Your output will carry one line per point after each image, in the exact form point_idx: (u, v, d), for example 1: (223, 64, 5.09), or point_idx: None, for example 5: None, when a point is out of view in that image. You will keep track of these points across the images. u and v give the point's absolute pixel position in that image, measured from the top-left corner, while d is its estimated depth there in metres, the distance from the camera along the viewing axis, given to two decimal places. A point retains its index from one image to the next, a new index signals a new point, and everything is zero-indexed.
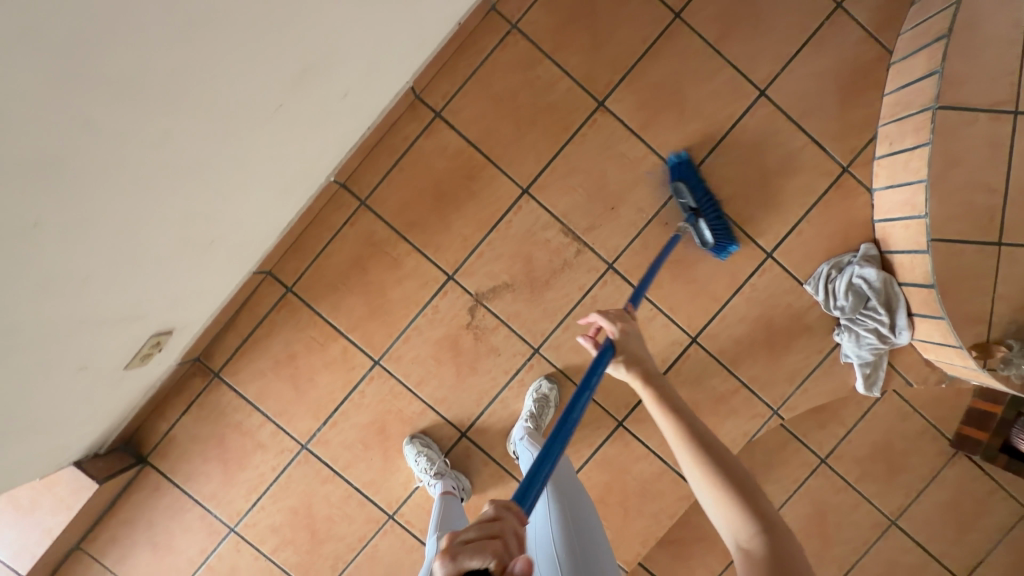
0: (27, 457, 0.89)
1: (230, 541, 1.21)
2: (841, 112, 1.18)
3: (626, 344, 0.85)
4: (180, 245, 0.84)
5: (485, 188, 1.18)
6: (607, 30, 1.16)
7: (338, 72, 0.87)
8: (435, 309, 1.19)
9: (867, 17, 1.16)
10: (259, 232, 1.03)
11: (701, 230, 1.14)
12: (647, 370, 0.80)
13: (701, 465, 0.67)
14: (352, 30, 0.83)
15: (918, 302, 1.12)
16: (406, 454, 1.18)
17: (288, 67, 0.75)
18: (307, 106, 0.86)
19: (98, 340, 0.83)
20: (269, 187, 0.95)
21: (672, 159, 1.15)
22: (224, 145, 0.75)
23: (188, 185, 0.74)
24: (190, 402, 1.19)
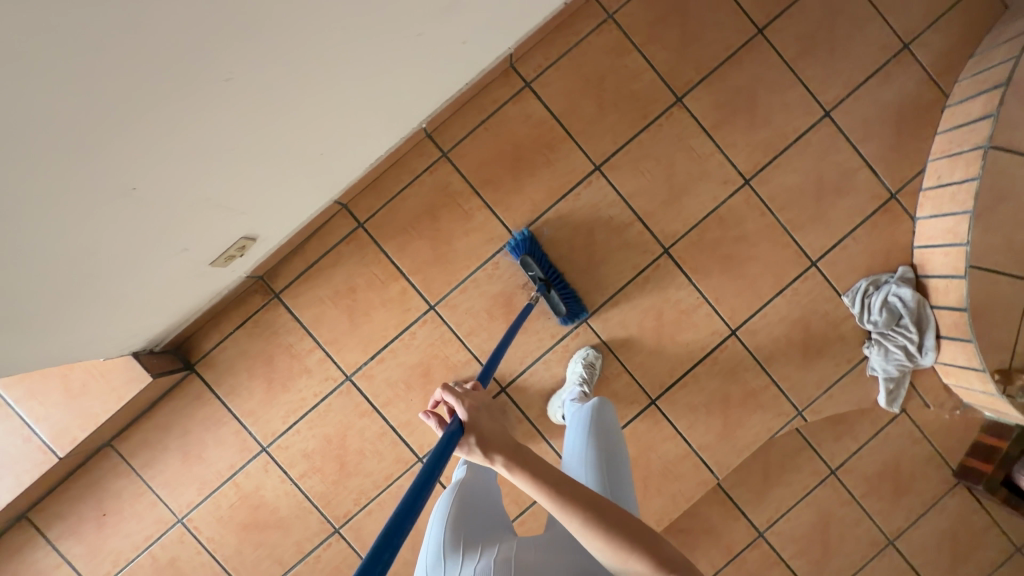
0: (89, 345, 0.95)
1: (259, 461, 1.23)
2: (896, 142, 1.28)
3: (480, 421, 0.65)
4: (191, 223, 0.86)
5: (559, 160, 1.25)
6: (695, 33, 1.26)
7: (381, 57, 0.86)
8: (495, 266, 1.25)
9: (930, 61, 1.28)
10: (306, 195, 1.07)
11: (553, 300, 1.20)
12: (510, 447, 0.63)
13: (602, 538, 0.59)
14: (395, 29, 0.83)
15: (947, 325, 1.20)
16: None
17: (319, 60, 0.75)
18: (333, 94, 0.85)
19: (103, 301, 0.86)
20: (291, 168, 0.94)
21: (516, 236, 1.19)
22: (242, 133, 0.76)
23: (201, 170, 0.76)
24: (247, 317, 1.23)
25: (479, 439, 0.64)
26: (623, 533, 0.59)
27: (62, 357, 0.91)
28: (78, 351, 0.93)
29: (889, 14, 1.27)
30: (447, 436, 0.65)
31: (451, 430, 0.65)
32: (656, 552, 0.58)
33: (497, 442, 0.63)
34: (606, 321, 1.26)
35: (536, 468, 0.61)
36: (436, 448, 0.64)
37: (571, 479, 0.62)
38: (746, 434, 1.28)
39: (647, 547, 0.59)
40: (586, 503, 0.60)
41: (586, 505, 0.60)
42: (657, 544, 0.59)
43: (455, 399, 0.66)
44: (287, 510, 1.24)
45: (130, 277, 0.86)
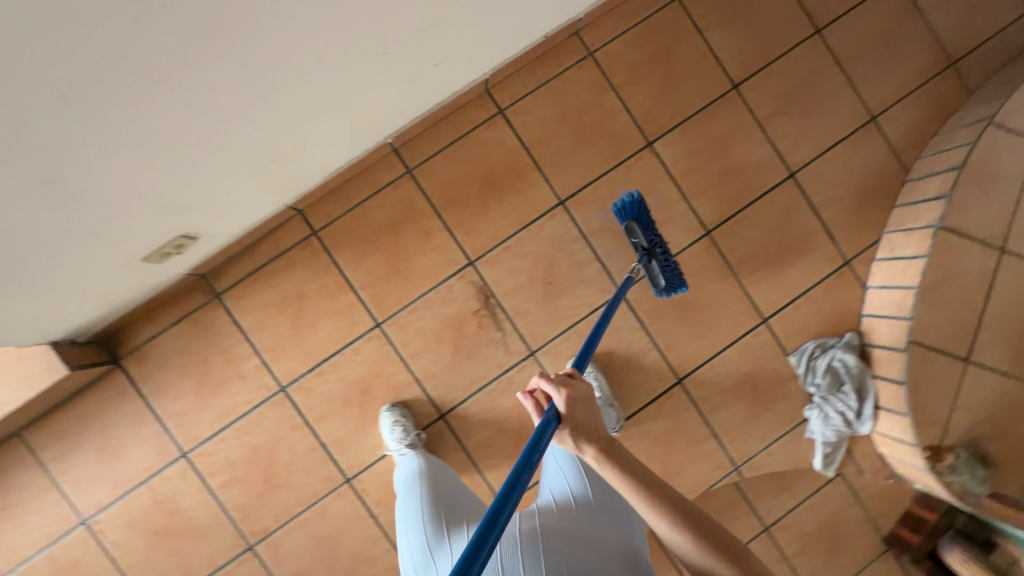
0: (17, 323, 0.90)
1: (178, 466, 1.18)
2: (857, 210, 1.30)
3: (579, 414, 0.68)
4: (154, 202, 0.84)
5: (527, 189, 1.23)
6: (673, 80, 1.26)
7: (339, 66, 0.81)
8: (449, 289, 1.22)
9: (895, 136, 1.31)
10: (264, 198, 1.04)
11: (654, 272, 1.14)
12: (604, 442, 0.67)
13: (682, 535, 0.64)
14: (384, 51, 0.85)
15: (886, 396, 1.21)
16: (382, 421, 1.18)
17: (306, 66, 0.77)
18: (283, 96, 0.80)
19: (49, 271, 0.83)
20: (240, 167, 0.90)
21: (625, 198, 1.13)
22: (221, 122, 0.77)
23: (171, 150, 0.76)
24: (184, 314, 1.17)
25: (579, 430, 0.67)
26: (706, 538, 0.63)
27: None
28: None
29: (861, 85, 1.30)
30: (544, 425, 0.69)
31: (549, 418, 0.69)
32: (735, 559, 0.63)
33: (597, 437, 0.67)
34: (555, 356, 1.24)
35: (628, 465, 0.66)
36: (532, 438, 0.68)
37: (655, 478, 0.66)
38: (684, 482, 1.28)
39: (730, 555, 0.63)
40: (671, 503, 0.65)
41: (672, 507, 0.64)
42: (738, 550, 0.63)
43: (555, 390, 0.68)
44: (202, 520, 1.18)
45: (83, 248, 0.84)
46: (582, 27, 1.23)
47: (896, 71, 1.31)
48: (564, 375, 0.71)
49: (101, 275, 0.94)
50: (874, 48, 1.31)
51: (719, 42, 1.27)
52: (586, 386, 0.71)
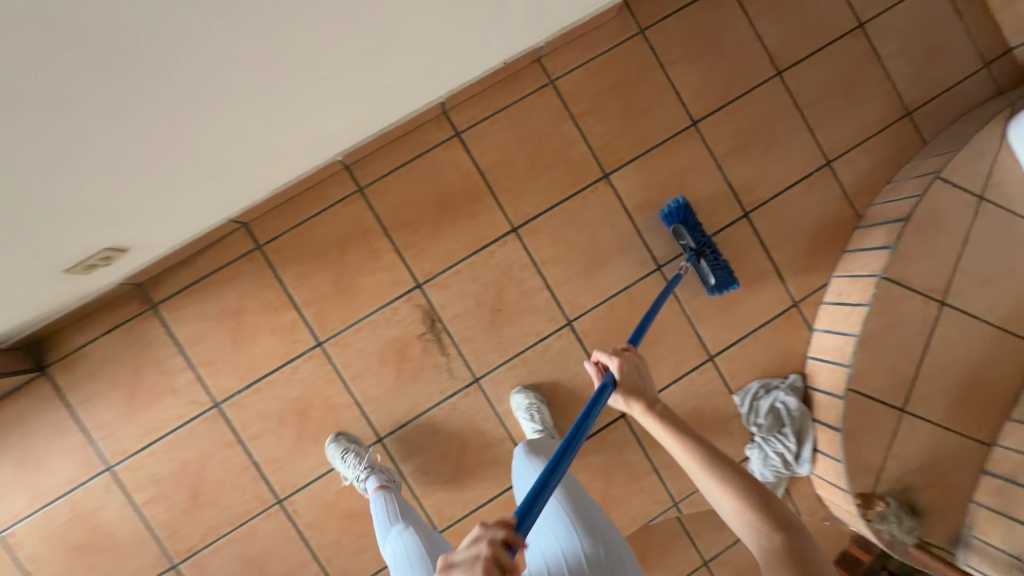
0: None
1: (102, 479, 1.14)
2: (809, 252, 1.31)
3: (631, 380, 0.85)
4: (120, 208, 0.85)
5: (480, 215, 1.23)
6: (633, 113, 1.26)
7: (294, 95, 0.81)
8: (395, 310, 1.20)
9: (849, 181, 1.32)
10: (205, 213, 1.03)
11: (703, 270, 1.21)
12: (649, 400, 0.82)
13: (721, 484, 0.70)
14: (355, 84, 0.89)
15: (823, 440, 1.23)
16: (330, 453, 1.16)
17: (288, 96, 0.81)
18: (239, 120, 0.80)
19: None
20: (191, 181, 0.89)
21: (670, 202, 1.21)
22: (200, 139, 0.79)
23: (150, 160, 0.78)
24: (118, 323, 1.14)
25: (632, 389, 0.83)
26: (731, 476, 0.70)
27: None
28: None
29: (819, 129, 1.32)
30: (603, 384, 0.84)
31: (608, 380, 0.85)
32: (758, 499, 0.67)
33: (645, 396, 0.83)
34: (499, 384, 1.23)
35: (669, 416, 0.79)
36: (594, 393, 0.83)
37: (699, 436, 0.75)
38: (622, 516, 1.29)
39: (752, 494, 0.67)
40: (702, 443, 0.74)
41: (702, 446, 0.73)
42: (764, 494, 0.68)
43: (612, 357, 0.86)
44: (125, 536, 1.15)
45: (40, 248, 0.83)
46: (545, 54, 1.23)
47: (854, 118, 1.33)
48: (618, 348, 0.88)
49: (40, 279, 0.92)
50: (833, 93, 1.32)
51: (681, 78, 1.28)
52: (636, 357, 0.87)
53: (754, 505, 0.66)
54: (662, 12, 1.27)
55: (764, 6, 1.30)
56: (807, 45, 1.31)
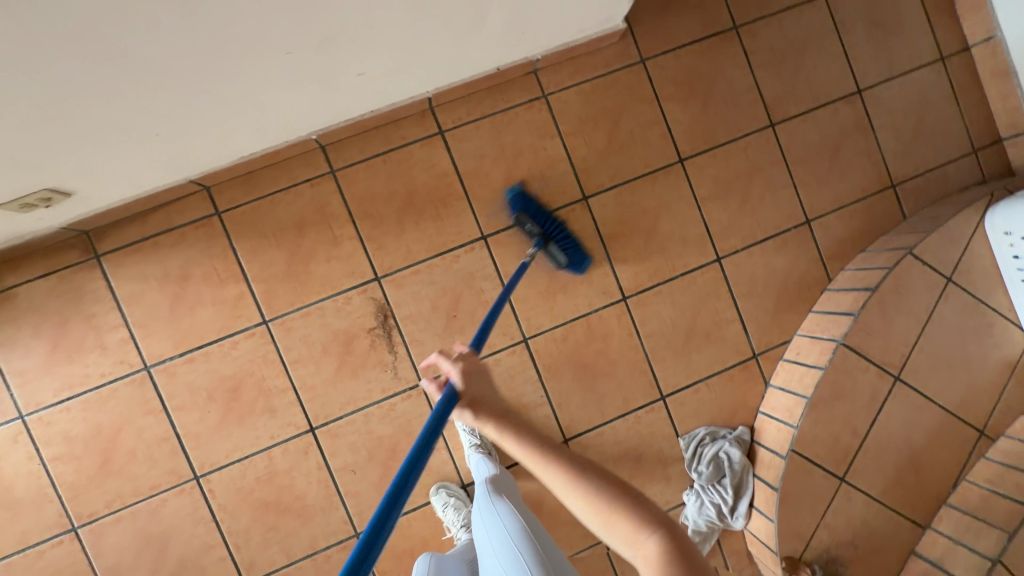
0: None
1: (11, 429, 1.09)
2: (774, 308, 1.30)
3: (471, 386, 0.75)
4: (65, 148, 0.81)
5: (450, 218, 1.20)
6: (620, 141, 1.25)
7: (253, 63, 0.78)
8: (347, 301, 1.17)
9: (824, 243, 1.32)
10: (159, 171, 0.99)
11: (553, 254, 1.19)
12: (498, 414, 0.72)
13: (589, 501, 0.64)
14: (333, 64, 0.87)
15: (760, 497, 1.21)
16: (435, 504, 1.17)
17: (257, 64, 0.79)
18: (192, 72, 0.75)
19: None
20: (135, 129, 0.83)
21: (510, 193, 1.19)
22: (159, 91, 0.76)
23: (99, 103, 0.74)
24: (54, 269, 1.09)
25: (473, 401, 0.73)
26: (608, 494, 0.64)
27: None
28: None
29: (801, 187, 1.32)
30: (444, 397, 0.75)
31: (449, 391, 0.76)
32: (639, 513, 0.62)
33: (490, 407, 0.73)
34: None
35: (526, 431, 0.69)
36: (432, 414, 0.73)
37: (558, 448, 0.67)
38: None
39: (631, 505, 0.63)
40: (569, 461, 0.66)
41: (572, 465, 0.66)
42: (640, 501, 0.64)
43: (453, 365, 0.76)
44: (24, 492, 1.09)
45: None
46: (541, 67, 1.21)
47: (838, 182, 1.33)
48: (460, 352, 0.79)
49: None
50: (821, 154, 1.33)
51: (673, 115, 1.27)
52: (477, 360, 0.78)
53: (634, 516, 0.62)
54: (665, 46, 1.26)
55: (766, 58, 1.30)
56: (802, 103, 1.32)
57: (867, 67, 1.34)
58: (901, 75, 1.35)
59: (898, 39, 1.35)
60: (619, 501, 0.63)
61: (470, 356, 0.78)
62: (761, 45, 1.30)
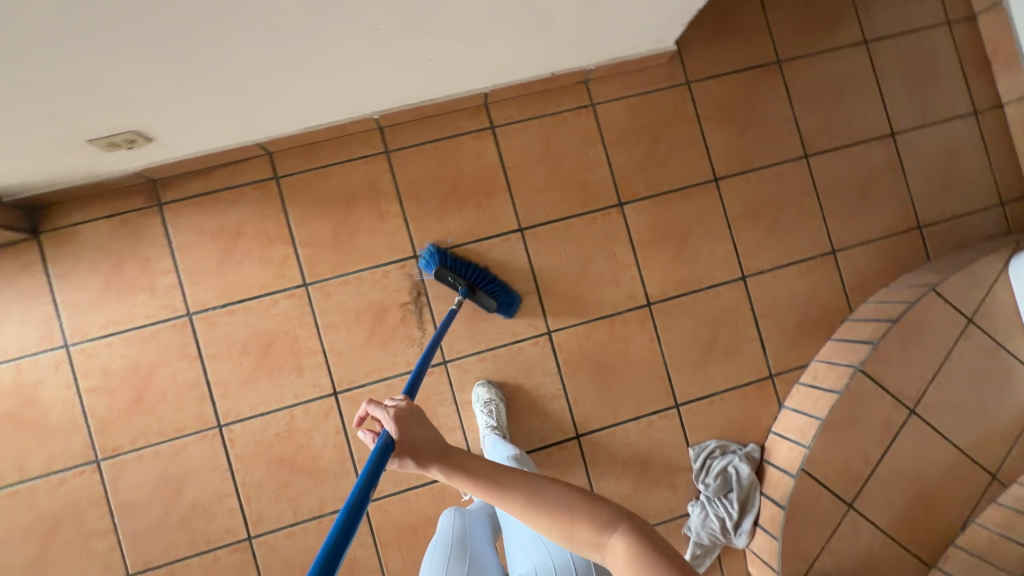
0: None
1: (55, 356, 1.14)
2: (794, 330, 1.33)
3: (405, 431, 0.60)
4: (158, 96, 0.88)
5: (490, 208, 1.26)
6: (660, 155, 1.32)
7: (337, 31, 0.83)
8: (385, 274, 1.22)
9: (848, 274, 1.36)
10: (233, 128, 1.05)
11: (482, 300, 1.19)
12: (440, 453, 0.59)
13: (548, 521, 0.56)
14: (409, 46, 0.93)
15: (766, 515, 1.21)
16: None
17: (345, 38, 0.85)
18: (287, 39, 0.81)
19: (29, 122, 0.84)
20: (225, 86, 0.90)
21: (427, 252, 1.19)
22: (254, 54, 0.83)
23: (201, 59, 0.81)
24: (119, 212, 1.16)
25: (413, 451, 0.59)
26: (565, 504, 0.56)
27: None
28: None
29: (830, 218, 1.36)
30: (378, 448, 0.63)
31: (382, 442, 0.63)
32: (598, 514, 0.56)
33: (429, 448, 0.59)
34: (464, 372, 1.23)
35: (469, 464, 0.58)
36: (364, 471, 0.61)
37: (504, 471, 0.58)
38: None
39: (589, 508, 0.56)
40: (518, 485, 0.57)
41: (522, 488, 0.57)
42: (598, 500, 0.57)
43: (386, 413, 0.61)
44: (57, 418, 1.13)
45: (72, 113, 0.85)
46: (592, 78, 1.29)
47: (866, 217, 1.37)
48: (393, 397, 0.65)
49: (61, 144, 0.94)
50: (851, 189, 1.37)
51: (712, 136, 1.33)
52: (411, 403, 0.63)
53: (597, 520, 0.55)
54: (710, 71, 1.34)
55: (805, 92, 1.36)
56: (836, 138, 1.37)
57: (902, 112, 1.40)
58: (934, 123, 1.41)
59: (933, 89, 1.41)
60: (578, 509, 0.56)
61: (403, 402, 0.63)
62: (801, 80, 1.37)
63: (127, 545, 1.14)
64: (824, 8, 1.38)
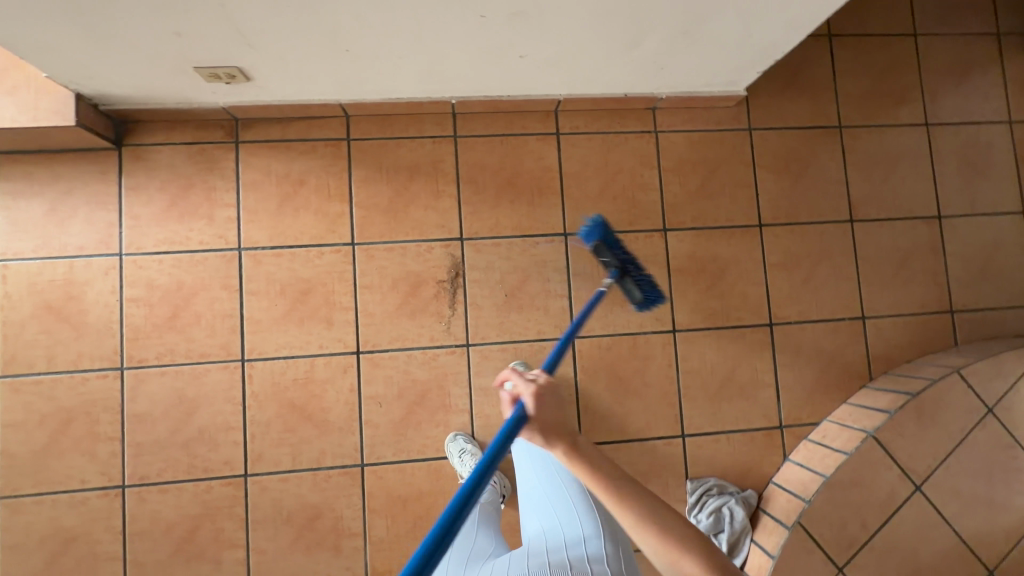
0: (68, 55, 0.95)
1: (107, 261, 1.19)
2: (810, 386, 1.34)
3: (543, 411, 0.65)
4: (272, 40, 0.95)
5: (541, 208, 1.30)
6: (710, 191, 1.36)
7: (453, 10, 0.89)
8: (429, 249, 1.27)
9: (873, 343, 1.37)
10: (325, 83, 1.12)
11: (628, 288, 1.14)
12: (569, 440, 0.64)
13: (659, 543, 0.60)
14: (506, 39, 1.00)
15: (752, 563, 1.20)
16: (449, 451, 1.21)
17: (452, 19, 0.92)
18: (402, 9, 0.88)
19: (153, 38, 0.91)
20: (332, 42, 0.97)
21: (588, 222, 1.06)
22: (369, 17, 0.90)
23: (321, 12, 0.88)
24: (198, 141, 1.23)
25: (545, 429, 0.64)
26: (677, 535, 0.60)
27: (41, 47, 0.91)
28: (63, 56, 0.95)
29: (865, 285, 1.38)
30: (513, 418, 0.66)
31: (517, 413, 0.67)
32: (706, 556, 0.59)
33: (562, 433, 0.64)
34: (484, 358, 1.26)
35: (596, 463, 0.63)
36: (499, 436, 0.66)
37: (631, 484, 0.63)
38: None
39: (702, 552, 0.59)
40: (639, 502, 0.62)
41: (642, 505, 0.62)
42: (707, 546, 0.61)
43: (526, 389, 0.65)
44: (94, 319, 1.18)
45: (192, 38, 0.92)
46: (660, 107, 1.35)
47: (900, 290, 1.39)
48: (535, 373, 0.69)
49: (171, 66, 1.01)
50: (891, 261, 1.40)
51: (764, 183, 1.37)
52: (549, 382, 0.67)
53: (706, 565, 0.59)
54: (773, 123, 1.39)
55: (861, 161, 1.41)
56: (884, 209, 1.40)
57: (952, 197, 1.43)
58: (982, 214, 1.43)
59: (987, 183, 1.44)
60: (690, 545, 0.60)
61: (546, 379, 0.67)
62: (859, 148, 1.41)
63: (129, 455, 1.16)
64: (893, 86, 1.43)
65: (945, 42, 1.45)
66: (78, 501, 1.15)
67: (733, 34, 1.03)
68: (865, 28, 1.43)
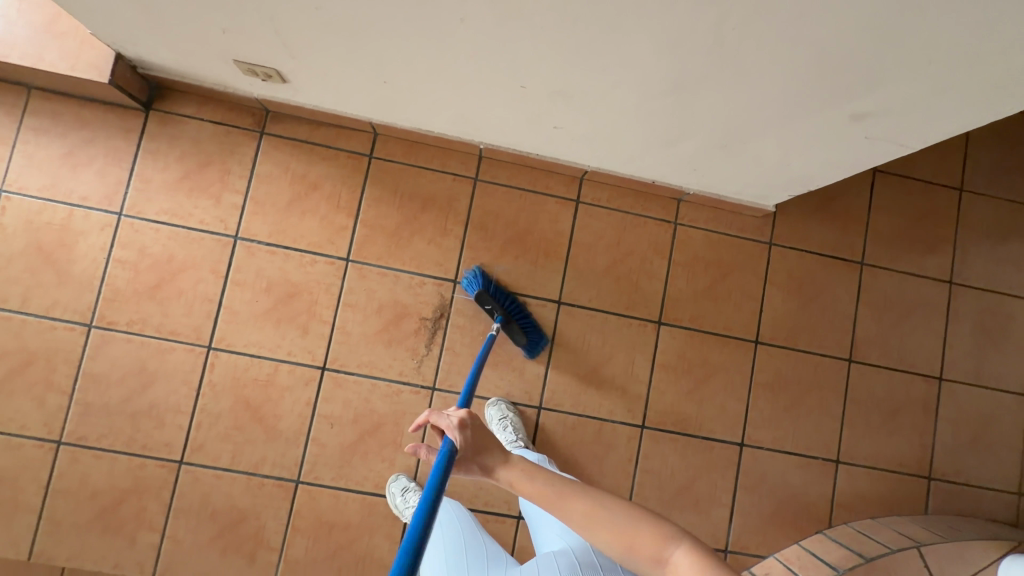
0: (113, 21, 0.95)
1: (106, 217, 1.19)
2: (766, 516, 1.30)
3: (475, 440, 0.67)
4: (311, 55, 0.94)
5: (542, 270, 1.28)
6: (716, 295, 1.33)
7: (497, 73, 0.88)
8: (421, 284, 1.25)
9: (841, 489, 1.32)
10: (357, 103, 1.12)
11: (513, 334, 1.20)
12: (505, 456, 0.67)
13: (607, 523, 0.64)
14: (542, 109, 0.99)
15: None
16: (389, 490, 1.19)
17: (491, 80, 0.91)
18: (444, 61, 0.87)
19: (197, 26, 0.92)
20: (370, 72, 0.96)
21: (468, 274, 1.23)
22: (408, 59, 0.89)
23: (363, 44, 0.87)
24: (225, 123, 1.23)
25: (480, 459, 0.67)
26: (622, 513, 0.65)
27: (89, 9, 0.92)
28: (109, 22, 0.96)
29: (848, 428, 1.34)
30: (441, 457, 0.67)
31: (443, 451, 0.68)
32: (659, 526, 0.64)
33: (498, 455, 0.67)
34: (446, 405, 1.23)
35: (532, 468, 0.67)
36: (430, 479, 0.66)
37: (565, 479, 0.67)
38: None
39: (651, 521, 0.65)
40: (566, 481, 0.67)
41: (583, 496, 0.66)
42: (653, 518, 0.65)
43: (449, 422, 0.66)
44: (77, 272, 1.18)
45: (234, 35, 0.92)
46: (687, 199, 1.32)
47: (883, 443, 1.35)
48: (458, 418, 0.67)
49: (211, 54, 1.01)
50: (880, 410, 1.35)
51: (772, 300, 1.34)
52: (471, 415, 0.67)
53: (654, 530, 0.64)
54: (795, 243, 1.36)
55: (875, 301, 1.37)
56: (886, 356, 1.36)
57: (958, 361, 1.38)
58: (984, 386, 1.38)
59: (998, 355, 1.39)
60: (638, 518, 0.65)
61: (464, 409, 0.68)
62: (877, 289, 1.37)
63: (74, 413, 1.16)
64: (926, 234, 1.39)
65: (989, 204, 1.41)
66: (13, 446, 1.14)
67: (770, 160, 1.01)
68: (912, 170, 1.40)
